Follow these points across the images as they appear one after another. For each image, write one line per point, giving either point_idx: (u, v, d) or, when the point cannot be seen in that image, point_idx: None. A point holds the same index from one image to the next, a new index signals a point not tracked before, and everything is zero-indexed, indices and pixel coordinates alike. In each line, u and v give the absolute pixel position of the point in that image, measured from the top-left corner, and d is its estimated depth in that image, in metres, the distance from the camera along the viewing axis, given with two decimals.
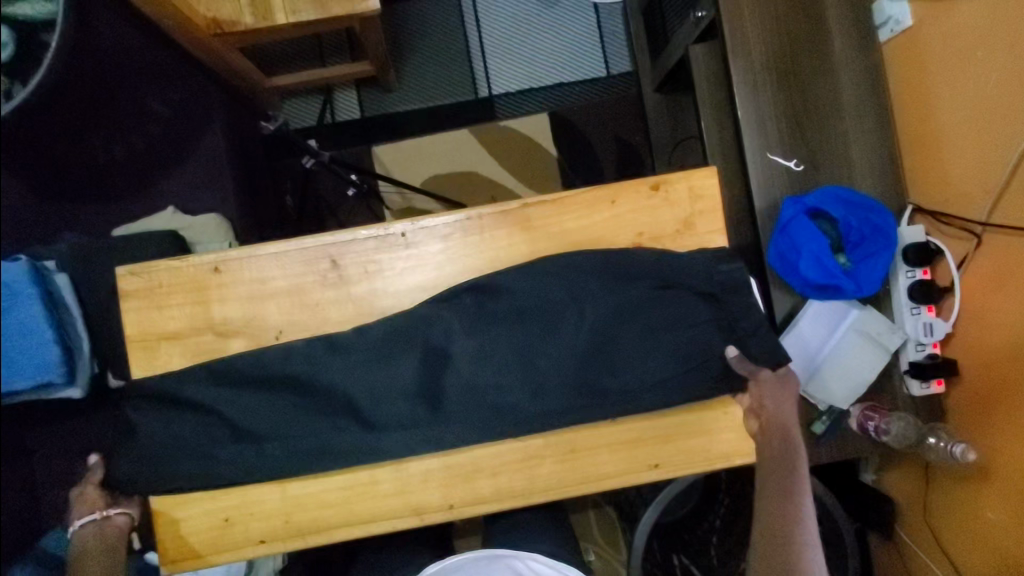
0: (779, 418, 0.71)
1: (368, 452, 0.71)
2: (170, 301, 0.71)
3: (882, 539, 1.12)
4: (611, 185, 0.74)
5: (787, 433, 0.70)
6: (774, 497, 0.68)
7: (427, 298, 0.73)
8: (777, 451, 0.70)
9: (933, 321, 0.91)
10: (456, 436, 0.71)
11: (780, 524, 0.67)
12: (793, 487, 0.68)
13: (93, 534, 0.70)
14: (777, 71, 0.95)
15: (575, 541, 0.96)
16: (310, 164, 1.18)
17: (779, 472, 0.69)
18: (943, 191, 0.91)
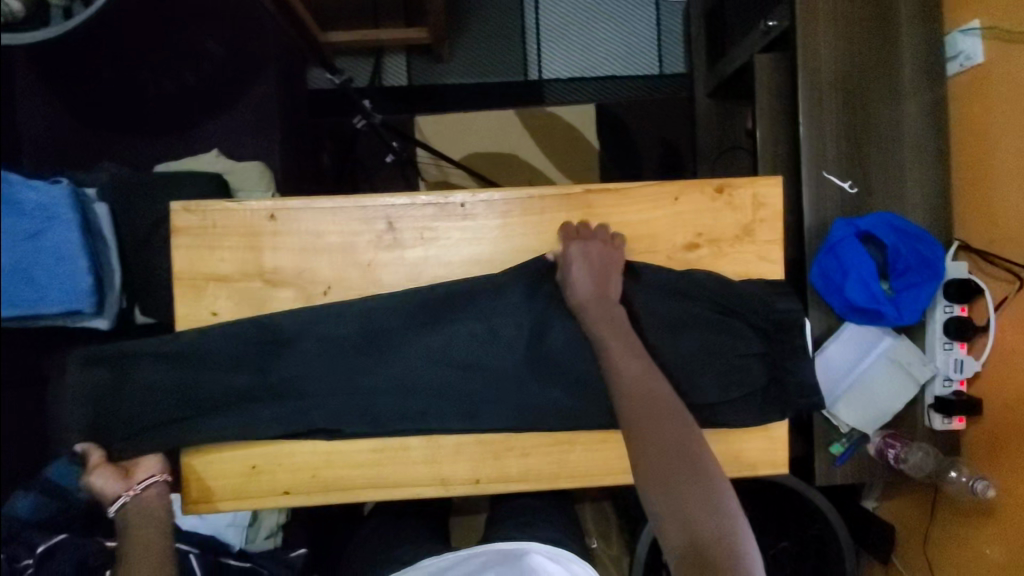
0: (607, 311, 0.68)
1: (403, 419, 0.71)
2: (222, 243, 0.70)
3: (875, 565, 1.14)
4: (676, 182, 0.74)
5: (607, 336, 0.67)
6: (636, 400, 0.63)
7: (479, 272, 0.72)
8: (624, 374, 0.65)
9: (963, 357, 0.92)
10: (493, 412, 0.72)
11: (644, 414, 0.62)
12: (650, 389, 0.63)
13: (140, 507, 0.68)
14: (843, 90, 0.94)
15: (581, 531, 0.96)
16: (361, 124, 1.15)
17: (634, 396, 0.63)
18: (989, 230, 0.91)
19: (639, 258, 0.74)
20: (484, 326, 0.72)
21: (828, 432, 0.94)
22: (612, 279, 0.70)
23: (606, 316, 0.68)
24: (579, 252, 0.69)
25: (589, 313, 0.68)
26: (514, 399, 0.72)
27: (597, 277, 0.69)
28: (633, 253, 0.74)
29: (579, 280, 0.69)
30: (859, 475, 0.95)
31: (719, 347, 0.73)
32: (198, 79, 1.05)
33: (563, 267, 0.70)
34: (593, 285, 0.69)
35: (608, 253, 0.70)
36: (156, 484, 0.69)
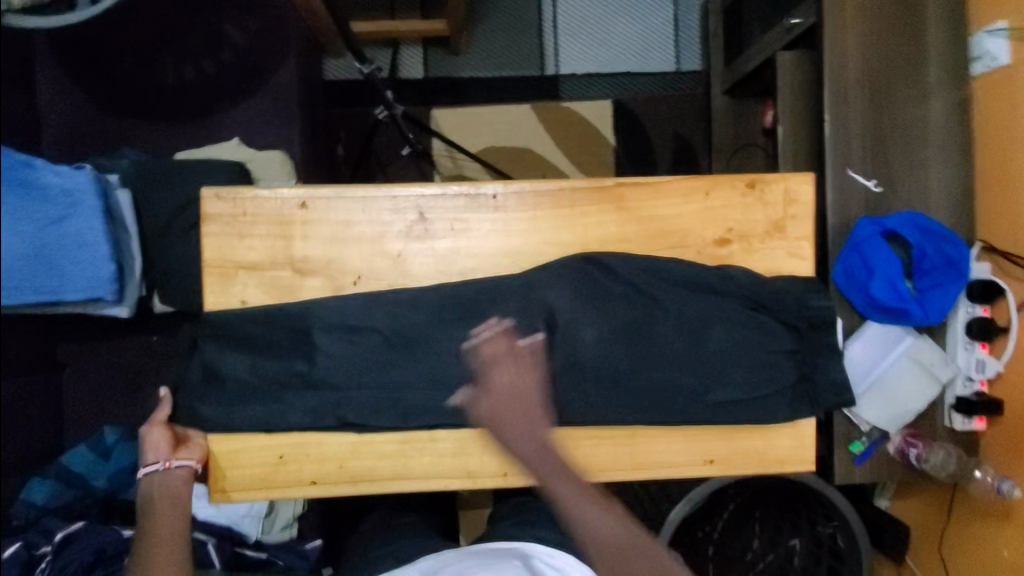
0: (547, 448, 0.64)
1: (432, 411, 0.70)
2: (252, 231, 0.70)
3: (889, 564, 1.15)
4: (707, 177, 0.73)
5: (555, 481, 0.63)
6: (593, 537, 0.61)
7: (509, 264, 0.72)
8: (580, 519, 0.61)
9: (985, 358, 0.92)
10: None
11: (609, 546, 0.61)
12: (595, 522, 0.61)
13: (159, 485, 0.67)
14: (869, 89, 0.94)
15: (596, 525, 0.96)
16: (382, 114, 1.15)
17: (603, 541, 0.61)
18: (1013, 232, 0.90)
19: (668, 253, 0.73)
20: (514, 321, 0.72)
21: (848, 431, 0.94)
22: (538, 412, 0.65)
23: (550, 463, 0.63)
24: (503, 387, 0.64)
25: (535, 465, 0.63)
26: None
27: (524, 415, 0.64)
28: (663, 247, 0.73)
29: (510, 425, 0.63)
30: (878, 474, 0.95)
31: (749, 344, 0.72)
32: (218, 67, 1.04)
33: (490, 415, 0.64)
34: (528, 429, 0.64)
35: (525, 381, 0.65)
36: (185, 467, 0.68)
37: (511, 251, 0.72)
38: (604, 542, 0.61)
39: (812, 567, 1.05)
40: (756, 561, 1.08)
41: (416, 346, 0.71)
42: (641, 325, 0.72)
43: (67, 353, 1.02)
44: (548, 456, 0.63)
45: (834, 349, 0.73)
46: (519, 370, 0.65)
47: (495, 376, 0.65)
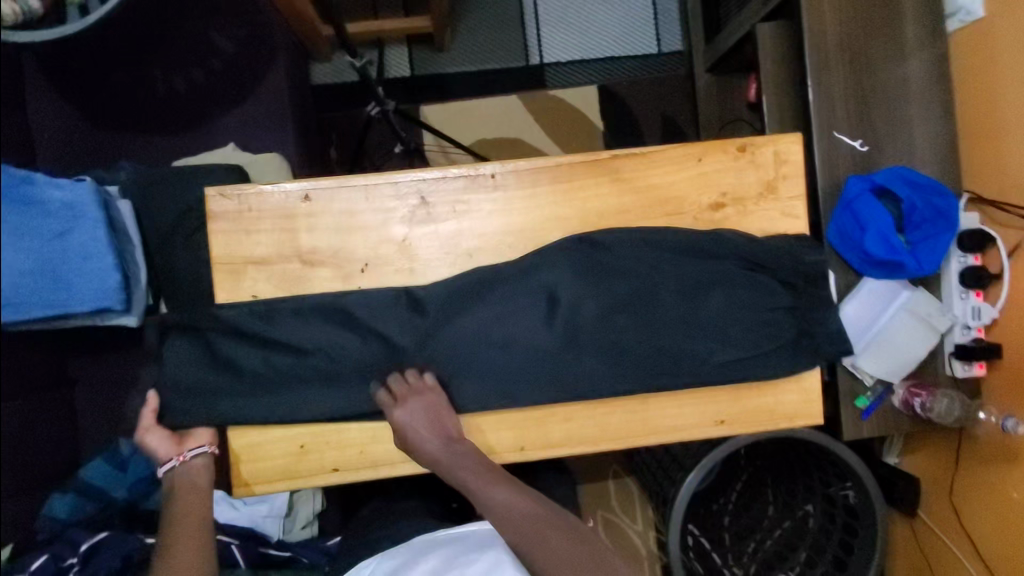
0: (462, 451, 0.68)
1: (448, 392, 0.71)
2: (258, 227, 0.71)
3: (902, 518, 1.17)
4: (699, 143, 0.75)
5: (467, 476, 0.66)
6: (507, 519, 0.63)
7: (512, 242, 0.74)
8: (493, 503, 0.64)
9: (981, 305, 0.95)
10: (532, 382, 0.73)
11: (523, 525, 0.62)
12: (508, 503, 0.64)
13: (181, 479, 0.70)
14: (849, 51, 0.96)
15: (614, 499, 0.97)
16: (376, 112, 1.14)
17: (520, 527, 0.62)
18: (998, 180, 0.94)
19: (667, 220, 0.75)
20: (525, 299, 0.73)
21: (853, 386, 0.96)
22: (446, 415, 0.69)
23: (464, 462, 0.67)
24: (413, 394, 0.69)
25: (447, 467, 0.67)
26: (551, 366, 0.73)
27: (434, 422, 0.68)
28: (660, 215, 0.75)
29: (420, 432, 0.68)
30: (885, 427, 0.97)
31: (750, 304, 0.74)
32: (208, 75, 1.05)
33: (400, 425, 0.68)
34: (437, 435, 0.68)
35: (429, 396, 0.70)
36: (201, 456, 0.72)
37: (513, 229, 0.74)
38: (522, 523, 0.62)
39: (828, 526, 1.08)
40: (772, 525, 1.14)
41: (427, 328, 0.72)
42: (643, 294, 0.74)
43: (78, 368, 1.03)
44: (460, 457, 0.67)
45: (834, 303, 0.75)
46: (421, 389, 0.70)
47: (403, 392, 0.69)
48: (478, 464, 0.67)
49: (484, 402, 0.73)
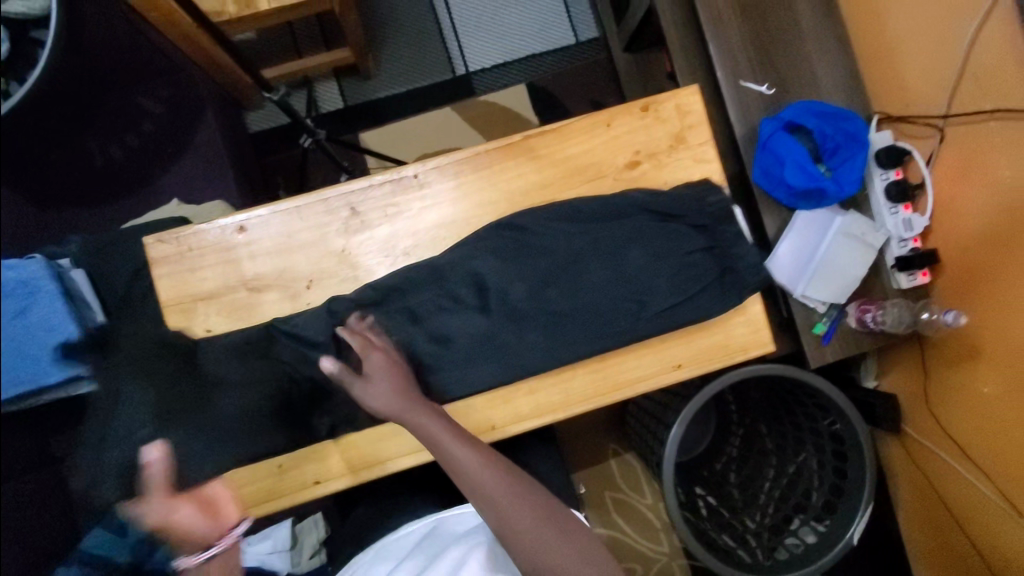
0: (429, 418, 0.67)
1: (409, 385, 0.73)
2: (201, 264, 0.74)
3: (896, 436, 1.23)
4: (604, 110, 0.79)
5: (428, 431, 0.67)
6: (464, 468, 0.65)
7: (446, 234, 0.77)
8: (451, 458, 0.65)
9: (911, 216, 0.98)
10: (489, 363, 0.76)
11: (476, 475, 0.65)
12: (464, 457, 0.65)
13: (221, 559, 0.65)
14: (740, 4, 1.01)
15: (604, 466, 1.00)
16: (308, 144, 1.11)
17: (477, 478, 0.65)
18: (902, 97, 0.99)
19: (588, 186, 0.79)
20: (471, 286, 0.77)
21: (808, 315, 1.00)
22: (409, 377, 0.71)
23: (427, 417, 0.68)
24: (376, 359, 0.70)
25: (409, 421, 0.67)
26: (503, 344, 0.76)
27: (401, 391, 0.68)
28: (581, 184, 0.79)
29: (390, 400, 0.67)
30: (848, 348, 1.00)
31: (682, 249, 0.77)
32: None
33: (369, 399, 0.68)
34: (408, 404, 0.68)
35: (392, 367, 0.70)
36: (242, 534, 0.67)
37: (445, 221, 0.77)
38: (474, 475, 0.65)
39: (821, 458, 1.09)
40: (778, 474, 1.15)
41: None
42: (580, 258, 0.77)
43: None
44: (426, 429, 0.67)
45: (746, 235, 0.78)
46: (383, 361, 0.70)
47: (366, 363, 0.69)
48: (449, 431, 0.67)
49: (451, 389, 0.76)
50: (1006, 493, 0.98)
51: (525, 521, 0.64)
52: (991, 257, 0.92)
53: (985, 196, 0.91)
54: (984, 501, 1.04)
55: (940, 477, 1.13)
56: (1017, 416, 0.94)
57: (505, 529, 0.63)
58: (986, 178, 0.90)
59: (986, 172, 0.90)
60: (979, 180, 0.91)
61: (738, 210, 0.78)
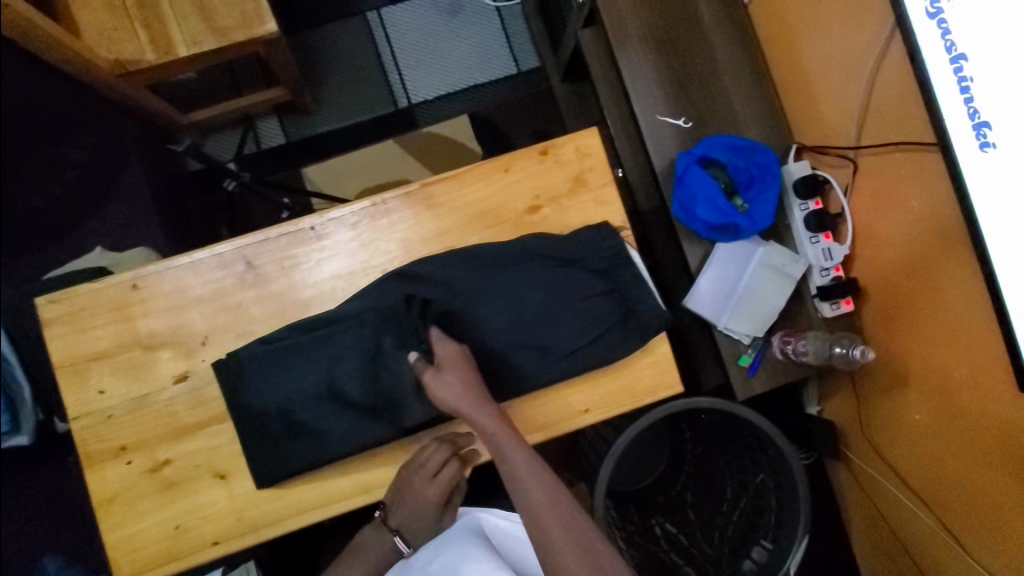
0: (488, 421, 0.67)
1: (304, 441, 0.72)
2: (94, 323, 0.73)
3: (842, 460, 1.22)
4: (503, 156, 0.80)
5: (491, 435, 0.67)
6: (519, 478, 0.65)
7: (345, 284, 0.76)
8: (506, 467, 0.66)
9: (831, 246, 0.98)
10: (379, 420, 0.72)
11: (525, 488, 0.64)
12: (518, 467, 0.65)
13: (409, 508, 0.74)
14: (655, 40, 1.02)
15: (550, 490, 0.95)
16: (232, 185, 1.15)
17: (528, 491, 0.64)
18: (817, 128, 1.00)
19: (489, 232, 0.79)
20: (363, 345, 0.74)
21: (734, 346, 1.00)
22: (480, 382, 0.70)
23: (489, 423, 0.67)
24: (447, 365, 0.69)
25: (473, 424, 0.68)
26: (395, 405, 0.72)
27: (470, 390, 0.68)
28: (481, 230, 0.79)
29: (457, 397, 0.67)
30: (775, 379, 1.00)
31: (581, 293, 0.77)
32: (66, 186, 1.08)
33: (438, 394, 0.68)
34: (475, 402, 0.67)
35: (467, 365, 0.70)
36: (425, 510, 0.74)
37: (344, 273, 0.77)
38: (525, 488, 0.65)
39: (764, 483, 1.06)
40: (733, 499, 1.11)
41: (275, 404, 0.72)
42: (480, 305, 0.76)
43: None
44: (483, 423, 0.67)
45: (646, 277, 0.78)
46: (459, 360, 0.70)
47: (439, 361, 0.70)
48: (507, 433, 0.67)
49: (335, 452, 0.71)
50: (946, 523, 0.97)
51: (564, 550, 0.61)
52: (913, 285, 0.91)
53: (902, 224, 0.90)
54: (924, 528, 1.02)
55: (885, 503, 1.12)
56: (947, 445, 0.92)
57: (545, 548, 0.62)
58: (900, 208, 0.90)
59: (900, 201, 0.89)
60: (894, 209, 0.91)
61: (636, 252, 0.78)
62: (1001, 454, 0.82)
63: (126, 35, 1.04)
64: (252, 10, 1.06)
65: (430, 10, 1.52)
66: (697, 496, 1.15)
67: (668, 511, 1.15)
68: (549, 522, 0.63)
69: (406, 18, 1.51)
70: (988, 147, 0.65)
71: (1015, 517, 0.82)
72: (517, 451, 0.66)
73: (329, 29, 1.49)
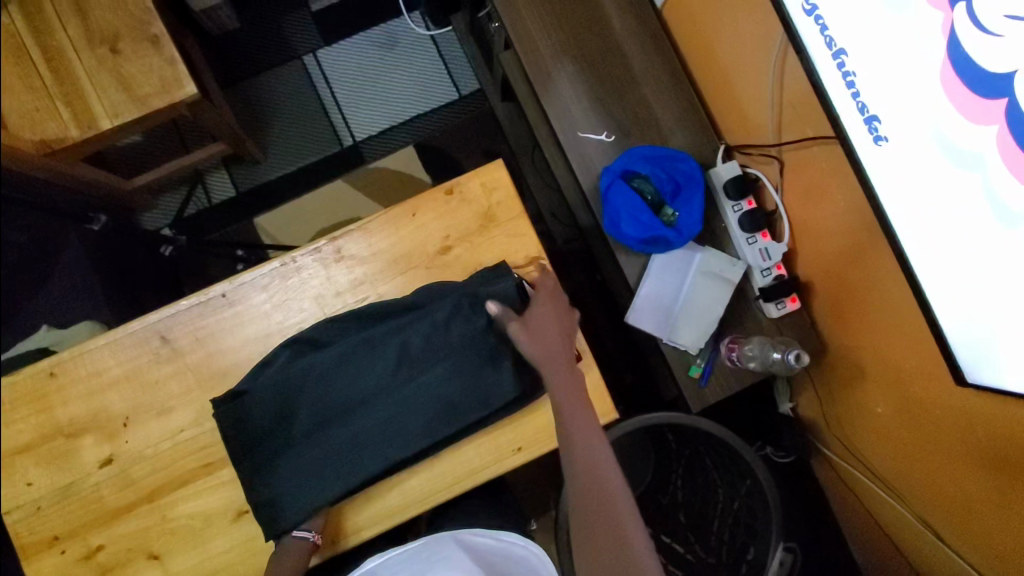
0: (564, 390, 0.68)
1: (315, 470, 0.70)
2: (13, 416, 0.73)
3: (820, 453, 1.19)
4: (409, 200, 0.79)
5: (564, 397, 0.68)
6: (581, 445, 0.65)
7: (261, 348, 0.76)
8: (574, 433, 0.66)
9: (767, 245, 0.97)
10: (385, 448, 0.71)
11: (585, 457, 0.64)
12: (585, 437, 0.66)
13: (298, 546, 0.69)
14: (570, 56, 1.01)
15: (516, 513, 0.92)
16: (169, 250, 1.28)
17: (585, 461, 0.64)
18: (743, 126, 0.98)
19: (403, 278, 0.79)
20: (380, 374, 0.72)
21: (682, 358, 0.98)
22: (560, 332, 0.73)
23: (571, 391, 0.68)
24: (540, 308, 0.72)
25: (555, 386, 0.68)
26: (485, 388, 0.73)
27: (557, 352, 0.70)
28: (394, 277, 0.79)
29: (549, 347, 0.70)
30: (727, 387, 0.98)
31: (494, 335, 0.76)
32: None
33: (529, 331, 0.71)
34: (563, 366, 0.70)
35: (558, 304, 0.75)
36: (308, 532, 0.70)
37: (259, 337, 0.76)
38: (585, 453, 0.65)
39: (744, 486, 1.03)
40: (728, 498, 1.06)
41: (274, 416, 0.71)
42: (430, 350, 0.73)
43: None
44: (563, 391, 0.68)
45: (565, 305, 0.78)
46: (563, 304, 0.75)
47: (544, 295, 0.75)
48: (578, 406, 0.68)
49: (338, 487, 0.70)
50: (927, 517, 0.92)
51: (598, 528, 0.60)
52: (857, 275, 0.87)
53: (834, 216, 0.88)
54: (908, 522, 0.98)
55: (868, 498, 1.08)
56: (914, 439, 0.88)
57: (588, 513, 0.62)
58: (827, 200, 0.88)
59: (827, 194, 0.87)
60: (822, 202, 0.89)
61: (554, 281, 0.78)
62: (962, 442, 0.79)
63: None
64: (170, 74, 1.07)
65: (366, 44, 1.51)
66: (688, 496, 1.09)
67: (654, 519, 1.08)
68: (592, 498, 0.62)
69: (342, 55, 1.50)
70: (882, 141, 0.62)
71: (985, 506, 0.78)
72: (590, 421, 0.67)
73: (266, 75, 1.48)
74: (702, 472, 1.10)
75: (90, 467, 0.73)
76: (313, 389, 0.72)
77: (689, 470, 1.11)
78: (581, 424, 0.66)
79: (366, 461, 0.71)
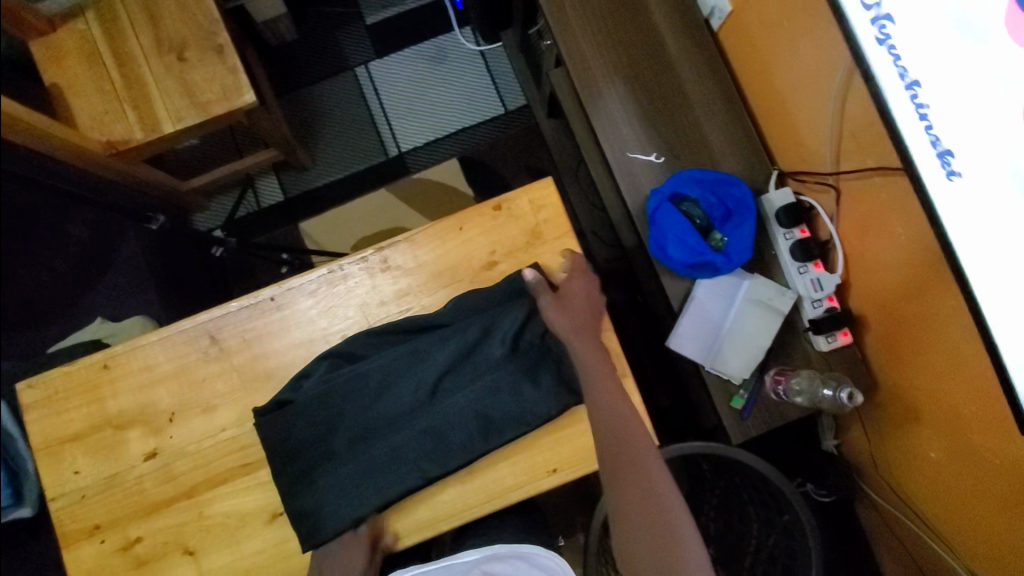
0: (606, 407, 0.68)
1: (350, 479, 0.70)
2: (67, 405, 0.75)
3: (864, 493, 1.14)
4: (457, 214, 0.80)
5: (609, 407, 0.69)
6: (628, 459, 0.66)
7: (305, 353, 0.77)
8: (621, 444, 0.67)
9: (820, 276, 0.94)
10: (417, 459, 0.70)
11: (631, 469, 0.66)
12: (631, 449, 0.67)
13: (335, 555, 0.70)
14: (622, 76, 1.00)
15: (545, 534, 0.90)
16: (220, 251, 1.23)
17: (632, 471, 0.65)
18: (798, 153, 0.96)
19: (446, 291, 0.79)
20: (420, 386, 0.72)
21: (725, 388, 0.94)
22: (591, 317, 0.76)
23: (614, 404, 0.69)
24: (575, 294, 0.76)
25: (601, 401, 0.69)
26: (523, 406, 0.72)
27: (594, 370, 0.71)
28: (438, 291, 0.79)
29: (587, 371, 0.70)
30: (770, 420, 0.94)
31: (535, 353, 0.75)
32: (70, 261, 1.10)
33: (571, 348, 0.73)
34: (602, 387, 0.70)
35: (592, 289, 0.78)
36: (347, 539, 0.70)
37: (304, 342, 0.77)
38: (630, 460, 0.66)
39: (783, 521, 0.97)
40: (763, 534, 1.00)
41: (312, 423, 0.72)
42: (473, 363, 0.73)
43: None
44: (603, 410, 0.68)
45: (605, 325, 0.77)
46: (575, 274, 0.77)
47: (560, 290, 0.76)
48: (625, 419, 0.68)
49: (371, 498, 0.70)
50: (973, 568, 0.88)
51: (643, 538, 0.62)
52: (912, 313, 0.84)
53: (891, 249, 0.84)
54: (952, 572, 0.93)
55: (911, 542, 1.03)
56: (966, 489, 0.84)
57: (633, 524, 0.63)
58: (885, 233, 0.85)
59: (885, 227, 0.84)
60: (878, 234, 0.86)
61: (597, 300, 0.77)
62: (1012, 494, 0.75)
63: (117, 116, 1.02)
64: (232, 82, 1.05)
65: (417, 58, 1.54)
66: (721, 529, 1.02)
67: None
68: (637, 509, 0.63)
69: (394, 68, 1.53)
70: (955, 176, 0.60)
71: None
72: (637, 433, 0.68)
73: (319, 85, 1.52)
74: (738, 502, 1.03)
75: (134, 460, 0.75)
76: (355, 398, 0.72)
77: (724, 498, 1.03)
78: (625, 438, 0.67)
79: (402, 473, 0.70)
